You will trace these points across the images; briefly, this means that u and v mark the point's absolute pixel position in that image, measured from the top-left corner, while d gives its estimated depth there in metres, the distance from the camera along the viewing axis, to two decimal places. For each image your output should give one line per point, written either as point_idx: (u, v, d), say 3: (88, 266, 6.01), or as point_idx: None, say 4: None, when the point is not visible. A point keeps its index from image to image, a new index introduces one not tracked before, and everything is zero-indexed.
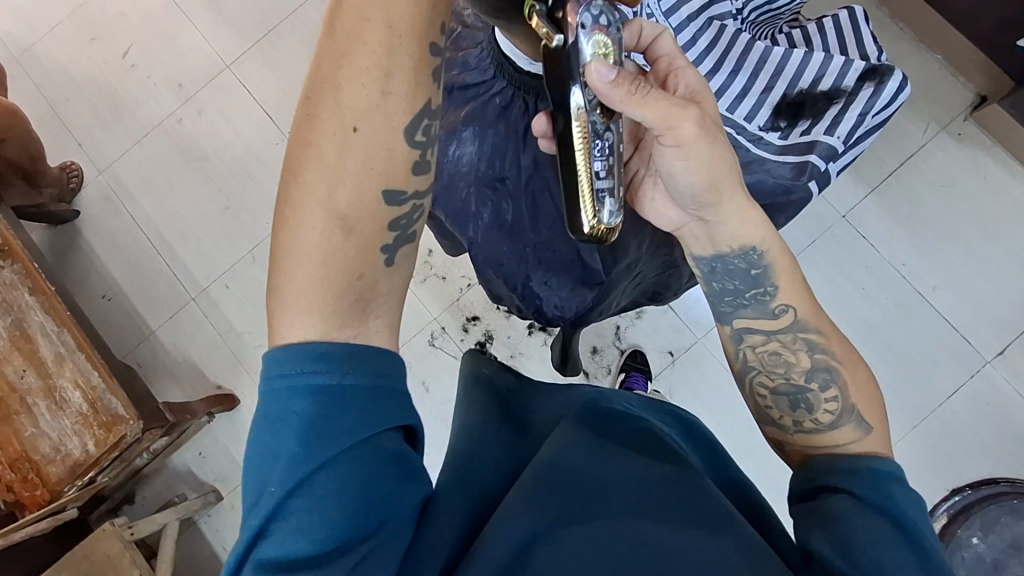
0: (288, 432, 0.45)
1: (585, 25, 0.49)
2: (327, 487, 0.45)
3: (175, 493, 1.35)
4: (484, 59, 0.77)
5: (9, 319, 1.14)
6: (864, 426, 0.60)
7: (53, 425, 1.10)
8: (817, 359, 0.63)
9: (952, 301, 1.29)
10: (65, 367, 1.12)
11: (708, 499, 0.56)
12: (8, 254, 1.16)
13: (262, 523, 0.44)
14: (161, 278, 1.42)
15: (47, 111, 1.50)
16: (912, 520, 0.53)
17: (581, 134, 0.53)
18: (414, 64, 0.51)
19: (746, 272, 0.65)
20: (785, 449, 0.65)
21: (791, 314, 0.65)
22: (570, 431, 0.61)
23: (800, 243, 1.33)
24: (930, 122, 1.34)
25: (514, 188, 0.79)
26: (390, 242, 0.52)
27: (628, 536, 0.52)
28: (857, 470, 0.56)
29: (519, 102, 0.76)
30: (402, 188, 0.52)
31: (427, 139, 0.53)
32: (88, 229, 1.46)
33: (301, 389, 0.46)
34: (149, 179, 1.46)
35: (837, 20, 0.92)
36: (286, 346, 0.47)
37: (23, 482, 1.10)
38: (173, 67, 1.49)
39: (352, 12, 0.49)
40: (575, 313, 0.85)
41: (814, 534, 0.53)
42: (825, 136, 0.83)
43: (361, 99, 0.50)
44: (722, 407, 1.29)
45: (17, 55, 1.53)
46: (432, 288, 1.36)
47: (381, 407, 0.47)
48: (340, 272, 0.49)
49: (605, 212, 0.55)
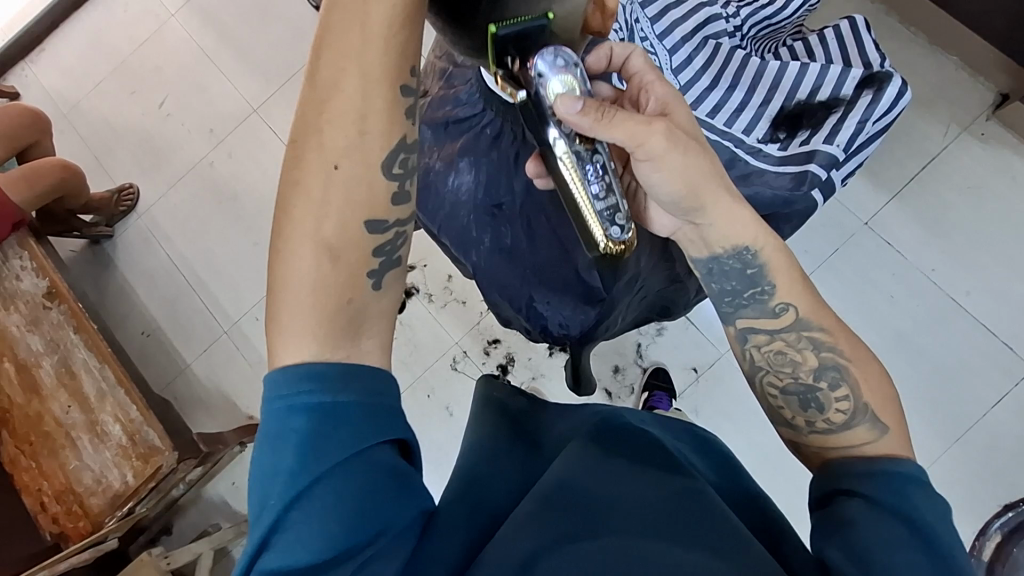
0: (286, 450, 0.47)
1: (540, 73, 0.53)
2: (324, 499, 0.46)
3: (209, 522, 1.39)
4: (473, 94, 0.81)
5: (56, 358, 1.21)
6: (879, 426, 0.59)
7: (95, 458, 1.16)
8: (825, 357, 0.62)
9: (988, 305, 1.24)
10: (107, 402, 1.18)
11: (711, 514, 0.55)
12: (56, 297, 1.24)
13: (264, 534, 0.46)
14: (195, 313, 1.49)
15: (91, 161, 1.61)
16: (928, 524, 0.51)
17: (570, 165, 0.56)
18: (388, 106, 0.54)
19: (742, 272, 0.65)
20: (804, 451, 0.63)
21: (792, 312, 0.64)
22: (575, 449, 0.61)
23: (822, 252, 1.30)
24: (951, 124, 1.31)
25: (511, 213, 0.81)
26: (376, 267, 0.54)
27: (630, 551, 0.51)
28: (872, 473, 0.55)
29: (508, 131, 0.79)
30: (384, 218, 0.55)
31: (404, 171, 0.56)
32: (129, 269, 1.54)
33: (299, 409, 0.48)
34: (184, 220, 1.54)
35: (838, 30, 0.92)
36: (283, 368, 0.50)
37: (67, 514, 1.15)
38: (205, 114, 1.58)
39: (329, 63, 0.52)
40: (581, 330, 0.84)
41: (828, 545, 0.51)
42: (825, 144, 0.82)
43: (342, 138, 0.53)
44: (750, 423, 1.27)
45: (65, 111, 1.65)
46: (453, 313, 1.39)
47: (373, 422, 0.49)
48: (331, 297, 0.51)
49: (615, 229, 0.57)
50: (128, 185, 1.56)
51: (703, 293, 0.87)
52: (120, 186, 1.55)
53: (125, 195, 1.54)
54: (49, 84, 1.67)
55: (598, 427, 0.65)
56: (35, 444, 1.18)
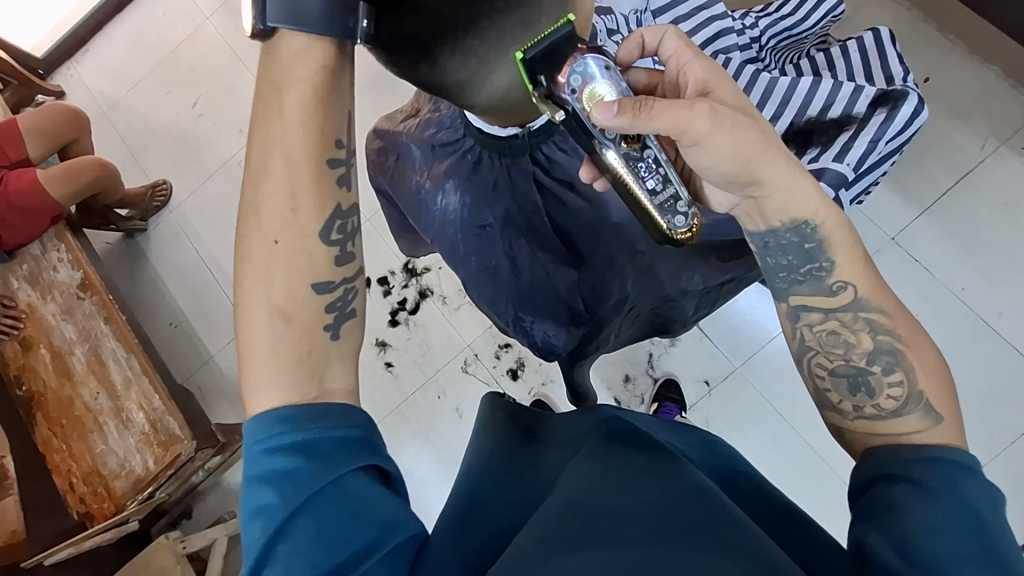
0: (265, 488, 0.48)
1: (574, 88, 0.54)
2: (306, 529, 0.47)
3: (226, 509, 1.44)
4: (456, 118, 0.78)
5: (87, 347, 1.27)
6: (933, 415, 0.54)
7: (120, 443, 1.22)
8: (881, 341, 0.59)
9: (1021, 328, 1.19)
10: (132, 391, 1.24)
11: (716, 524, 0.52)
12: (89, 288, 1.31)
13: (255, 569, 0.47)
14: (220, 308, 1.54)
15: (127, 157, 1.68)
16: (977, 511, 0.47)
17: (625, 170, 0.57)
18: (316, 182, 0.56)
19: (800, 247, 0.62)
20: (846, 437, 0.59)
21: (851, 291, 0.61)
22: (578, 472, 0.60)
23: (877, 241, 1.26)
24: (988, 138, 1.25)
25: (496, 234, 0.79)
26: (331, 321, 0.55)
27: (646, 555, 0.47)
28: (921, 459, 0.51)
29: (490, 159, 0.76)
30: (329, 278, 0.56)
31: (343, 236, 0.57)
32: (159, 262, 1.61)
33: (276, 448, 0.49)
34: (212, 217, 1.60)
35: (861, 42, 0.89)
36: (257, 417, 0.51)
37: (93, 495, 1.21)
38: (234, 114, 1.63)
39: (259, 150, 0.55)
40: (568, 349, 0.86)
41: (867, 532, 0.49)
42: (833, 163, 0.79)
43: (276, 217, 0.54)
44: (763, 438, 1.25)
45: (105, 110, 1.72)
46: (466, 316, 1.40)
47: (348, 454, 0.50)
48: (290, 352, 0.53)
49: (678, 220, 0.59)
50: (161, 181, 1.62)
51: (701, 311, 0.87)
52: (154, 182, 1.61)
53: (158, 190, 1.60)
54: (91, 84, 1.75)
55: (600, 447, 0.63)
56: (66, 427, 1.24)
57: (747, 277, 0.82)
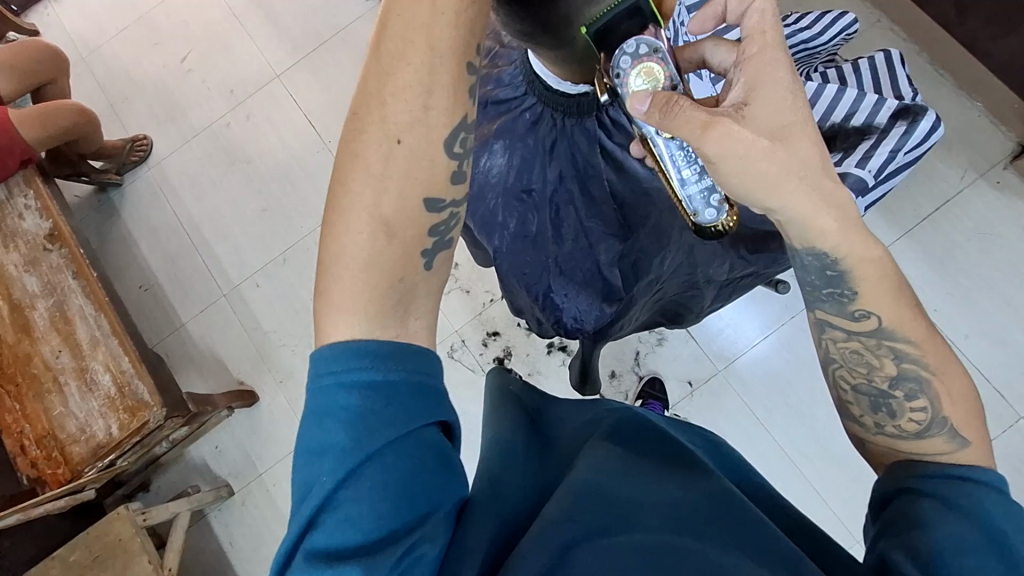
0: (337, 425, 0.46)
1: (622, 69, 0.57)
2: (374, 478, 0.45)
3: (188, 483, 1.38)
4: (517, 76, 0.79)
5: (52, 301, 1.19)
6: (959, 440, 0.55)
7: (81, 406, 1.14)
8: (905, 367, 0.58)
9: (986, 351, 1.25)
10: (99, 350, 1.16)
11: (756, 531, 0.52)
12: (58, 239, 1.22)
13: (313, 512, 0.44)
14: (196, 273, 1.47)
15: (106, 107, 1.59)
16: (1000, 530, 0.49)
17: (660, 159, 0.62)
18: (454, 81, 0.52)
19: (821, 271, 0.61)
20: (868, 449, 0.61)
21: (874, 320, 0.60)
22: (602, 450, 0.58)
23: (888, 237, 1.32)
24: (967, 169, 1.32)
25: (541, 200, 0.79)
26: (429, 246, 0.53)
27: (673, 551, 0.49)
28: (948, 477, 0.52)
29: (549, 118, 0.78)
30: (441, 196, 0.54)
31: (464, 151, 0.55)
32: (132, 220, 1.53)
33: (351, 384, 0.46)
34: (195, 179, 1.53)
35: (873, 62, 0.93)
36: (334, 344, 0.48)
37: (46, 459, 1.14)
38: (227, 73, 1.56)
39: (396, 34, 0.51)
40: (595, 326, 0.84)
41: (892, 549, 0.49)
42: (856, 168, 0.82)
43: (405, 111, 0.51)
44: (744, 441, 1.28)
45: (84, 55, 1.63)
46: (456, 301, 1.38)
47: (423, 403, 0.47)
48: (385, 273, 0.50)
49: (708, 211, 0.63)
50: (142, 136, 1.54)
51: (715, 301, 0.90)
52: (134, 136, 1.53)
53: (138, 145, 1.52)
54: (71, 26, 1.65)
55: (620, 427, 0.62)
56: (21, 385, 1.16)
57: (766, 273, 0.85)
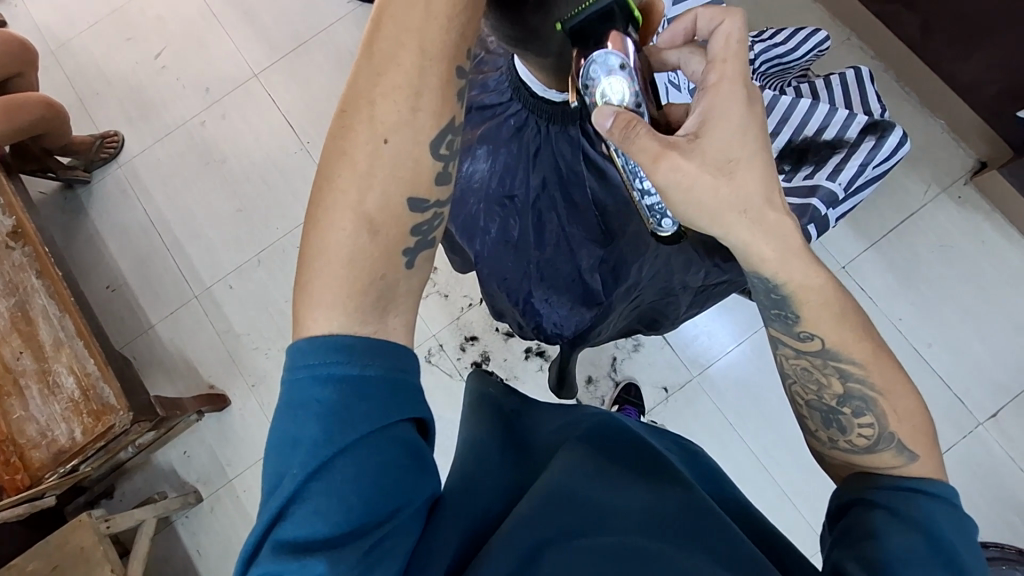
0: (311, 418, 0.45)
1: (589, 80, 0.56)
2: (345, 472, 0.44)
3: (154, 490, 1.34)
4: (502, 82, 0.79)
5: (13, 300, 1.15)
6: (907, 453, 0.57)
7: (42, 410, 1.10)
8: (851, 386, 0.59)
9: (947, 359, 1.30)
10: (62, 353, 1.12)
11: (723, 535, 0.53)
12: (23, 237, 1.18)
13: (282, 503, 0.44)
14: (166, 274, 1.44)
15: (75, 103, 1.55)
16: (948, 544, 0.51)
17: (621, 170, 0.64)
18: (443, 82, 0.52)
19: (767, 295, 0.61)
20: (826, 462, 0.63)
21: (818, 342, 0.60)
22: (578, 451, 0.59)
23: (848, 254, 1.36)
24: (931, 183, 1.37)
25: (522, 207, 0.81)
26: (411, 245, 0.52)
27: (641, 554, 0.49)
28: (900, 490, 0.54)
29: (533, 125, 0.79)
30: (426, 197, 0.53)
31: (450, 152, 0.54)
32: (100, 219, 1.49)
33: (329, 377, 0.46)
34: (166, 178, 1.49)
35: (843, 78, 0.96)
36: (312, 338, 0.48)
37: (5, 464, 1.10)
38: (202, 71, 1.54)
39: (389, 34, 0.51)
40: (574, 331, 0.86)
41: (846, 558, 0.51)
42: (826, 181, 0.85)
43: (394, 111, 0.51)
44: (716, 445, 1.30)
45: (53, 49, 1.58)
46: (433, 305, 1.38)
47: (399, 401, 0.47)
48: (364, 270, 0.50)
49: (662, 222, 0.66)
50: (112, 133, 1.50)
51: (691, 310, 0.91)
52: (104, 133, 1.49)
53: (108, 142, 1.49)
54: (39, 18, 1.61)
55: (597, 430, 0.63)
56: None
57: (739, 281, 0.86)
